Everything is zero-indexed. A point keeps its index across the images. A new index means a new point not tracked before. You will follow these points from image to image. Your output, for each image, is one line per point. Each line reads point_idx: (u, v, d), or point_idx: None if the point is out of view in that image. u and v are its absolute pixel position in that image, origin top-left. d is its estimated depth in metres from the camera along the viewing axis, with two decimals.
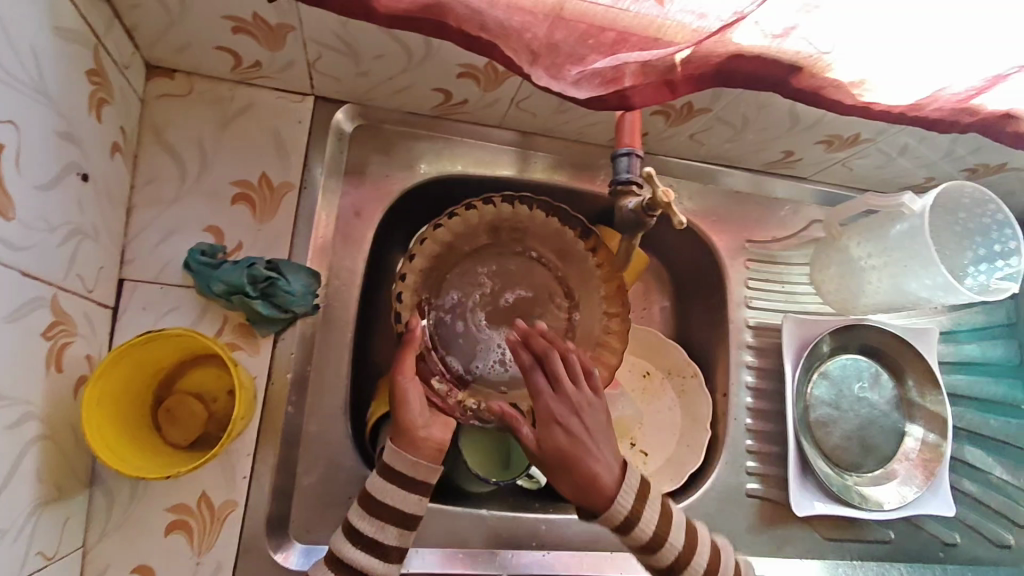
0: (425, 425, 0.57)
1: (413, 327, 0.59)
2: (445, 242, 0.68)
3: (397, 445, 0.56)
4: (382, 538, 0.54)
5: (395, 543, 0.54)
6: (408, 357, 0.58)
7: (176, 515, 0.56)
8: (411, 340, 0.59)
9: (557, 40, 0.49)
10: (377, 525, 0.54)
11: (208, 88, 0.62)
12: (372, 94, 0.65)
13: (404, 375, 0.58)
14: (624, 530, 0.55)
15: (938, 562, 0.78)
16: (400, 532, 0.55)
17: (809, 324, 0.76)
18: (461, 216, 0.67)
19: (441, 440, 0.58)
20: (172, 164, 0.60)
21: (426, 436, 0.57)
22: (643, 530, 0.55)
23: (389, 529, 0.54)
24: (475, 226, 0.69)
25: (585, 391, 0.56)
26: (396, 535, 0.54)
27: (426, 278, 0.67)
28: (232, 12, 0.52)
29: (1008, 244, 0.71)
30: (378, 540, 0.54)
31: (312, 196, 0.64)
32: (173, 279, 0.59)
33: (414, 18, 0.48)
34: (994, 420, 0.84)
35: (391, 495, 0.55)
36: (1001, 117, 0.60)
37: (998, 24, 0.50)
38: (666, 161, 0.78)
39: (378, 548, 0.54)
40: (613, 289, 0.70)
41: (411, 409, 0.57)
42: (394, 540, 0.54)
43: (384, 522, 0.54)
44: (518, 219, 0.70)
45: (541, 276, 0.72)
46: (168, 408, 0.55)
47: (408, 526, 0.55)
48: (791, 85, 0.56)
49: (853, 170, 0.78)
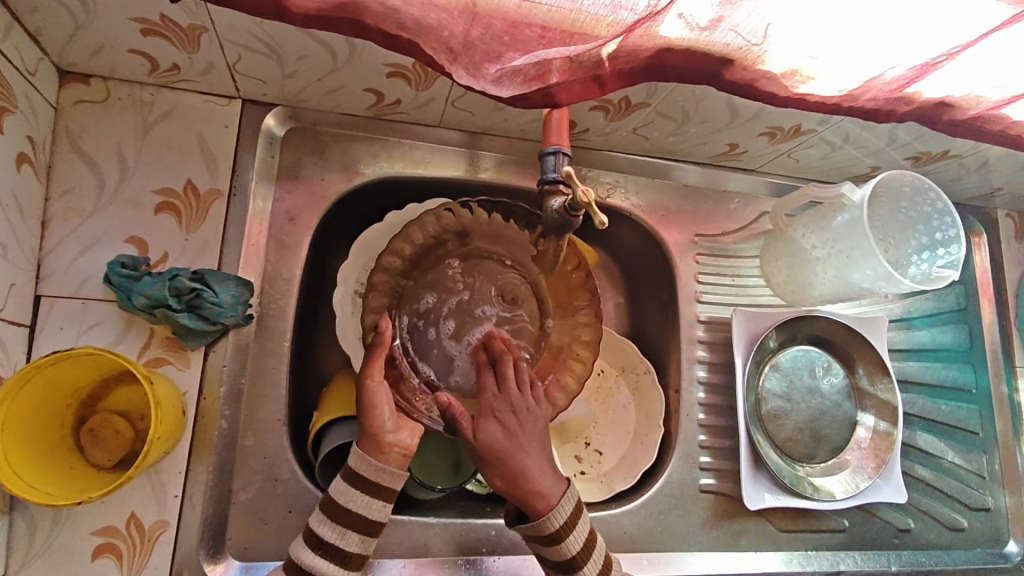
0: (393, 432, 0.55)
1: (384, 330, 0.58)
2: (419, 244, 0.67)
3: (362, 447, 0.54)
4: (343, 544, 0.52)
5: (357, 550, 0.52)
6: (377, 360, 0.56)
7: (103, 538, 0.54)
8: (381, 343, 0.57)
9: (473, 38, 0.47)
10: (339, 531, 0.52)
11: (128, 93, 0.60)
12: (301, 96, 0.63)
13: (373, 376, 0.56)
14: (552, 543, 0.54)
15: (893, 548, 0.78)
16: (361, 539, 0.52)
17: (757, 317, 0.76)
18: (434, 218, 0.67)
19: (409, 445, 0.56)
20: (90, 173, 0.58)
21: (393, 442, 0.55)
22: (571, 545, 0.54)
23: (352, 535, 0.52)
24: (450, 230, 0.68)
25: (527, 397, 0.58)
26: (358, 542, 0.52)
27: (397, 282, 0.65)
28: (139, 14, 0.49)
29: (948, 232, 0.71)
30: (338, 547, 0.52)
31: (241, 203, 0.63)
32: (95, 293, 0.57)
33: (327, 17, 0.45)
34: (946, 405, 0.85)
35: (355, 501, 0.53)
36: (937, 105, 0.59)
37: (925, 27, 0.49)
38: (613, 156, 0.77)
39: (337, 555, 0.51)
40: (585, 297, 0.70)
41: (378, 413, 0.55)
42: (356, 546, 0.52)
43: (345, 528, 0.52)
44: (492, 227, 0.69)
45: (518, 286, 0.69)
46: (91, 428, 0.53)
47: (370, 532, 0.53)
48: (724, 78, 0.54)
49: (800, 160, 0.78)
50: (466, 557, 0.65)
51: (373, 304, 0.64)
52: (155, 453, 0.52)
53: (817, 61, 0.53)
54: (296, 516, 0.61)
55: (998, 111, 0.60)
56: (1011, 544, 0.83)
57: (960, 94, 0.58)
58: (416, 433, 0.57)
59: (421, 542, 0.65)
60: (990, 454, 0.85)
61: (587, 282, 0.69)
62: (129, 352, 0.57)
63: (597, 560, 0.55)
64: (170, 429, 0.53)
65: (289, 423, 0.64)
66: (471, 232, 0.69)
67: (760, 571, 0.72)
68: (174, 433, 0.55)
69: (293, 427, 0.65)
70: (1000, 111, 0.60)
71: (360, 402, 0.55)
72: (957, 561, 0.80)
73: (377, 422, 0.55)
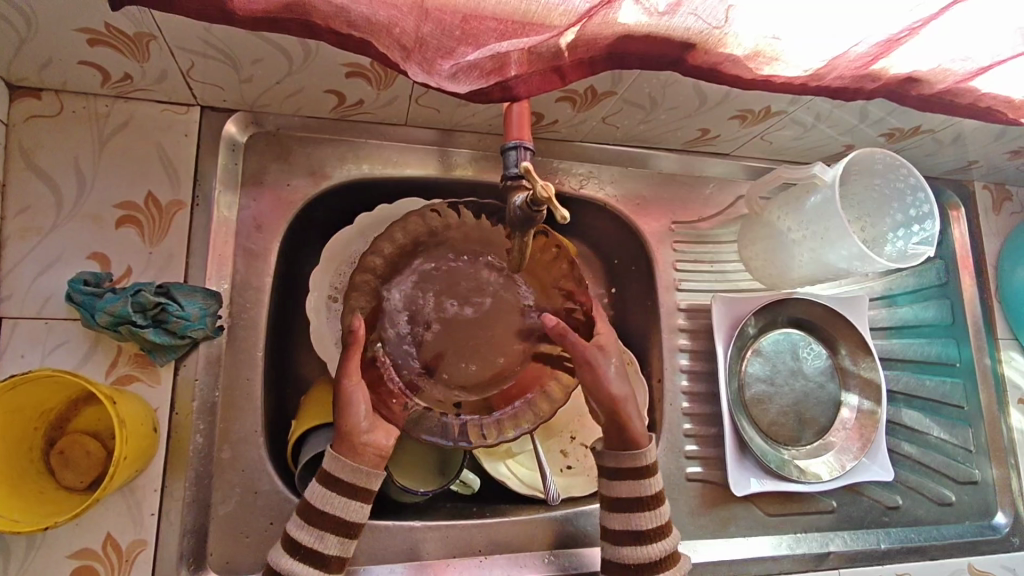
0: (368, 432, 0.55)
1: (358, 326, 0.57)
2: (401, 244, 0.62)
3: (336, 448, 0.54)
4: (321, 547, 0.51)
5: (335, 553, 0.51)
6: (352, 360, 0.56)
7: (80, 561, 0.53)
8: (356, 339, 0.56)
9: (425, 34, 0.46)
10: (317, 534, 0.51)
11: (81, 105, 0.59)
12: (260, 101, 0.62)
13: (350, 378, 0.56)
14: (642, 476, 0.59)
15: (882, 526, 0.78)
16: (340, 541, 0.52)
17: (737, 303, 0.76)
18: (417, 219, 0.62)
19: (384, 445, 0.55)
20: (47, 190, 0.57)
21: (367, 442, 0.54)
22: (646, 487, 0.58)
23: (330, 538, 0.51)
24: (432, 234, 0.64)
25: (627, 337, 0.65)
26: (336, 544, 0.51)
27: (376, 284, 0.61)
28: (83, 25, 0.48)
29: (922, 209, 0.71)
30: (316, 549, 0.51)
31: (206, 213, 0.62)
32: (57, 312, 0.56)
33: (276, 18, 0.44)
34: (929, 381, 0.86)
35: (331, 502, 0.52)
36: (904, 81, 0.59)
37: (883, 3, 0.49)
38: (585, 147, 0.76)
39: (317, 558, 0.51)
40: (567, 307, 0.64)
41: (354, 412, 0.55)
42: (335, 549, 0.51)
43: (323, 531, 0.51)
44: (475, 230, 0.64)
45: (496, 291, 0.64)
46: (60, 450, 0.52)
47: (349, 534, 0.52)
48: (688, 63, 0.53)
49: (773, 142, 0.77)
50: (459, 557, 0.64)
51: (353, 306, 0.59)
52: (125, 472, 0.51)
53: (780, 42, 0.52)
54: (278, 528, 0.60)
55: (967, 83, 0.59)
56: (999, 515, 0.84)
57: (927, 69, 0.57)
58: (391, 435, 0.56)
59: (409, 546, 0.63)
60: (976, 427, 0.86)
61: (577, 286, 0.64)
62: (97, 371, 0.56)
63: (660, 514, 0.58)
64: (140, 447, 0.52)
65: (267, 433, 0.63)
66: (451, 236, 0.64)
67: (751, 557, 0.72)
68: (145, 452, 0.54)
69: (271, 436, 0.64)
70: (968, 84, 0.59)
71: (337, 402, 0.55)
72: (946, 535, 0.80)
73: (350, 422, 0.54)
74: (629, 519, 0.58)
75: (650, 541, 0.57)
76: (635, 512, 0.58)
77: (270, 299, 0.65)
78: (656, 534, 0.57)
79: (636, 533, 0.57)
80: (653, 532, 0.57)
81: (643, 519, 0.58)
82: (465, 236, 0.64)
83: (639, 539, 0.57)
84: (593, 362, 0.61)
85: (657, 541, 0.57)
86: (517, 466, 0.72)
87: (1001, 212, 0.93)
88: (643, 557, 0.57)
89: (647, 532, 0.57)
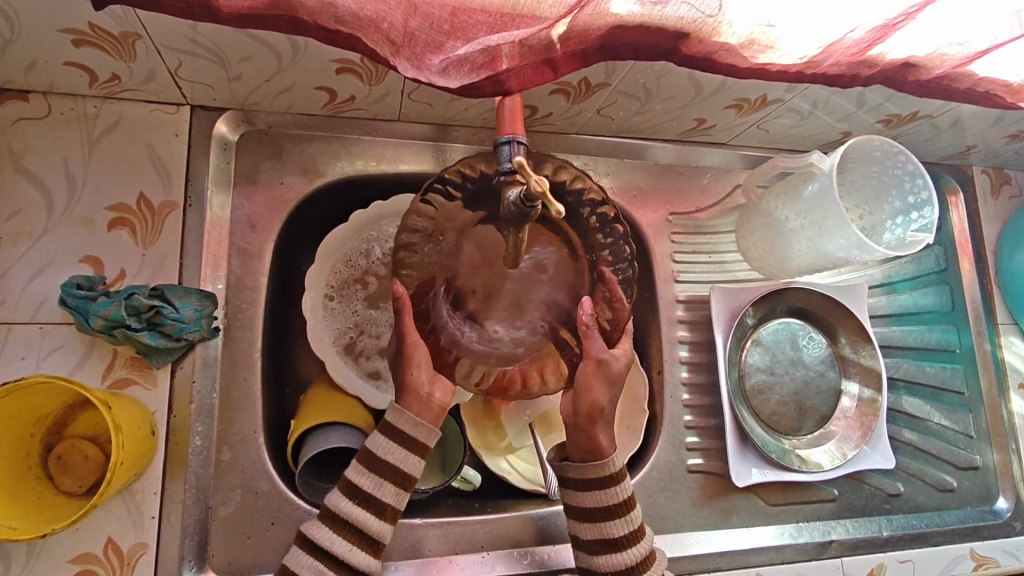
0: (429, 387, 0.56)
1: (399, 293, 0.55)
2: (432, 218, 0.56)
3: (402, 403, 0.55)
4: (380, 494, 0.52)
5: (392, 502, 0.52)
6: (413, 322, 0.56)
7: (81, 565, 0.53)
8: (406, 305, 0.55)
9: (413, 28, 0.46)
10: (377, 481, 0.52)
11: (70, 106, 0.58)
12: (251, 100, 0.61)
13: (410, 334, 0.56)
14: (607, 483, 0.57)
15: (884, 514, 0.78)
16: (396, 491, 0.52)
17: (736, 293, 0.75)
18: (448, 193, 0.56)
19: (446, 401, 0.56)
20: (37, 194, 0.56)
21: (434, 400, 0.56)
22: (619, 493, 0.57)
23: (388, 486, 0.52)
24: (444, 212, 0.56)
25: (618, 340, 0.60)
26: (394, 493, 0.52)
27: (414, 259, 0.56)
28: (67, 26, 0.47)
29: (921, 195, 0.70)
30: (375, 496, 0.52)
31: (199, 213, 0.61)
32: (51, 317, 0.55)
33: (262, 15, 0.44)
34: (930, 367, 0.86)
35: (393, 453, 0.53)
36: (901, 67, 0.58)
37: None
38: (580, 139, 0.75)
39: (375, 505, 0.51)
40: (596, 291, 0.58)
41: (415, 368, 0.56)
42: (391, 497, 0.52)
43: (383, 478, 0.52)
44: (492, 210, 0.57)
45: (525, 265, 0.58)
46: (58, 456, 0.52)
47: (405, 485, 0.53)
48: (682, 51, 0.52)
49: (770, 131, 0.77)
50: (460, 553, 0.64)
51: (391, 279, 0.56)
52: (123, 476, 0.51)
53: (774, 29, 0.51)
54: (278, 529, 0.60)
55: (964, 67, 0.58)
56: (1001, 500, 0.83)
57: (923, 54, 0.56)
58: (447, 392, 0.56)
59: (411, 544, 0.63)
60: (977, 413, 0.86)
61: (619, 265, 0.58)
62: (92, 375, 0.55)
63: (632, 520, 0.57)
64: (138, 452, 0.52)
65: (267, 434, 0.63)
66: (459, 218, 0.57)
67: (753, 547, 0.72)
68: (143, 456, 0.53)
69: (271, 435, 0.64)
70: (966, 69, 0.59)
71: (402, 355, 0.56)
72: (947, 521, 0.80)
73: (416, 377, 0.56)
74: (600, 528, 0.56)
75: (623, 548, 0.56)
76: (605, 521, 0.56)
77: (266, 300, 0.64)
78: (629, 540, 0.56)
79: (609, 541, 0.56)
80: (626, 539, 0.56)
81: (614, 527, 0.56)
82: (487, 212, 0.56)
83: (613, 546, 0.56)
84: (600, 358, 0.58)
85: (631, 547, 0.56)
86: (518, 461, 0.72)
87: (1000, 197, 0.92)
88: (619, 565, 0.56)
89: (620, 539, 0.56)
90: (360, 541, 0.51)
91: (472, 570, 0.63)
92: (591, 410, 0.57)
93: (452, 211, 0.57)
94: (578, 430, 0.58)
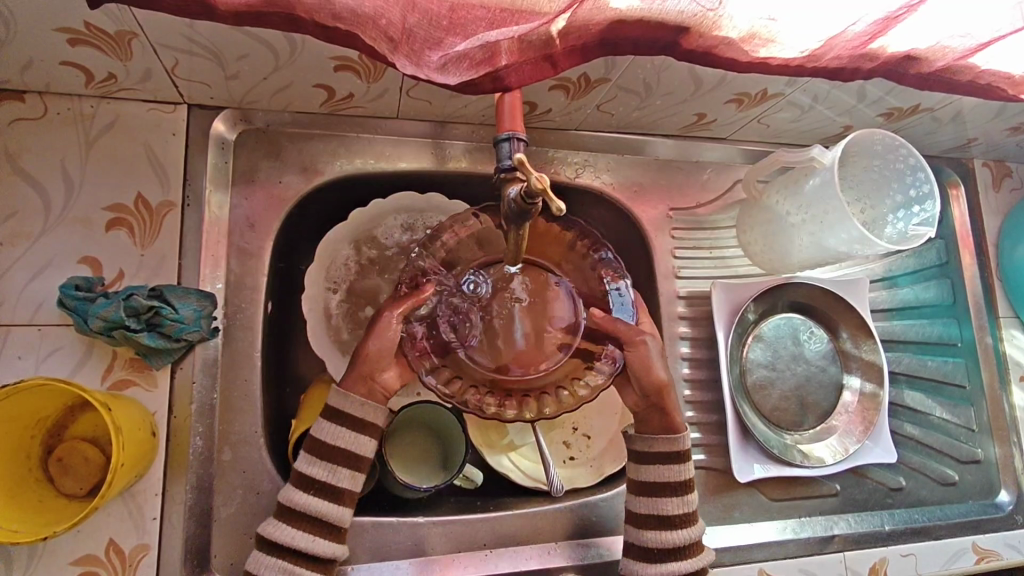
0: (383, 369, 0.55)
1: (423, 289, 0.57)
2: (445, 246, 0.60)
3: (346, 385, 0.54)
4: (335, 481, 0.51)
5: (347, 485, 0.52)
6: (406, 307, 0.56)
7: (83, 567, 0.53)
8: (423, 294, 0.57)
9: (412, 25, 0.45)
10: (330, 469, 0.51)
11: (66, 106, 0.58)
12: (248, 98, 0.61)
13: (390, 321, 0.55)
14: (673, 460, 0.59)
15: (887, 508, 0.78)
16: (351, 474, 0.52)
17: (736, 289, 0.75)
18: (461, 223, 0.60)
19: (392, 388, 0.55)
20: (35, 195, 0.56)
21: (378, 383, 0.55)
22: (678, 473, 0.58)
23: (342, 471, 0.52)
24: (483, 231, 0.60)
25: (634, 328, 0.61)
26: (349, 478, 0.52)
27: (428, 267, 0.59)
28: (63, 25, 0.47)
29: (922, 189, 0.70)
30: (330, 483, 0.51)
31: (197, 213, 0.61)
32: (50, 318, 0.55)
33: (260, 12, 0.43)
34: (931, 361, 0.86)
35: (342, 437, 0.52)
36: (903, 59, 0.57)
37: None
38: (579, 135, 0.75)
39: (331, 492, 0.51)
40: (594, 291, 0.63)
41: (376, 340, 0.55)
42: (347, 482, 0.52)
43: (336, 465, 0.52)
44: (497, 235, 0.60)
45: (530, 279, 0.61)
46: (58, 458, 0.52)
47: (360, 468, 0.53)
48: (682, 46, 0.52)
49: (770, 126, 0.76)
50: (462, 551, 0.64)
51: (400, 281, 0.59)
52: (124, 478, 0.51)
53: (775, 23, 0.50)
54: None
55: (966, 60, 0.58)
56: (1003, 493, 0.83)
57: (925, 47, 0.56)
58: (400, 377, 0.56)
59: (414, 542, 0.63)
60: (978, 406, 0.86)
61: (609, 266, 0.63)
62: (92, 376, 0.55)
63: (688, 502, 0.58)
64: (138, 453, 0.52)
65: (268, 434, 0.63)
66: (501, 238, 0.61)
67: (756, 543, 0.72)
68: (144, 457, 0.53)
69: (271, 435, 0.63)
70: (967, 62, 0.58)
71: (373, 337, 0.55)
72: (950, 515, 0.80)
73: (376, 349, 0.55)
74: (653, 503, 0.58)
75: (673, 526, 0.57)
76: (660, 496, 0.58)
77: (265, 299, 0.64)
78: (681, 521, 0.58)
79: (661, 517, 0.57)
80: (678, 519, 0.57)
81: (668, 504, 0.58)
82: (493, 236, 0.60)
83: (663, 523, 0.57)
84: (641, 340, 0.60)
85: (682, 527, 0.57)
86: (520, 459, 0.72)
87: (1001, 190, 0.92)
88: (667, 543, 0.57)
89: (673, 517, 0.57)
90: (320, 529, 0.50)
91: (474, 568, 0.63)
92: (653, 390, 0.60)
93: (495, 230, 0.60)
94: (651, 408, 0.60)
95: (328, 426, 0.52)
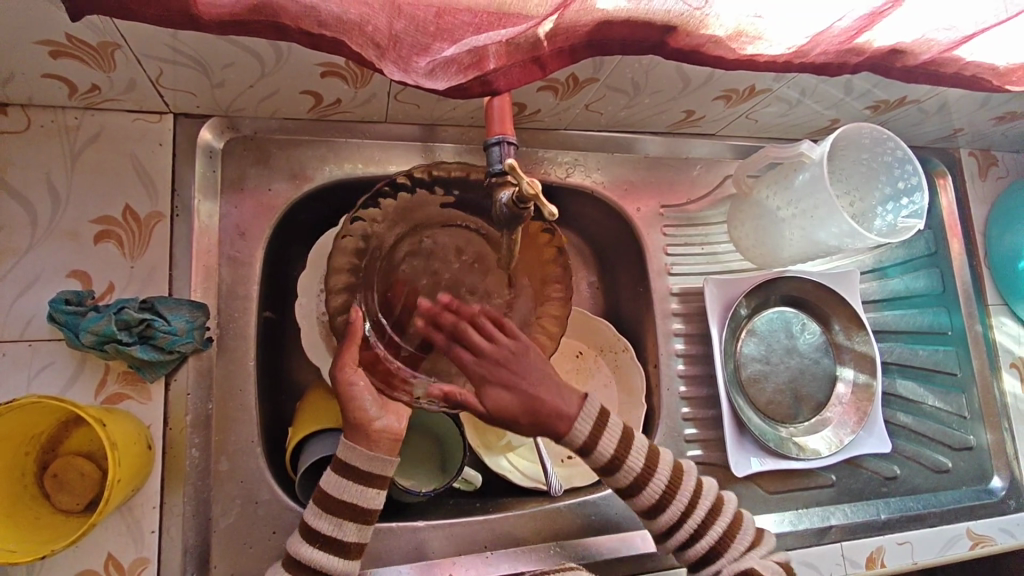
0: (378, 417, 0.55)
1: (355, 319, 0.56)
2: (375, 235, 0.59)
3: (351, 438, 0.55)
4: (343, 535, 0.52)
5: (355, 539, 0.53)
6: (350, 353, 0.55)
7: None
8: (353, 334, 0.55)
9: (398, 31, 0.45)
10: (335, 522, 0.52)
11: (51, 118, 0.57)
12: (235, 106, 0.61)
13: (348, 363, 0.55)
14: (563, 434, 0.59)
15: (882, 497, 0.79)
16: (358, 527, 0.53)
17: (730, 284, 0.75)
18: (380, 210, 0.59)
19: (398, 430, 0.56)
20: (21, 210, 0.55)
21: (380, 429, 0.55)
22: (577, 439, 0.59)
23: (348, 526, 0.53)
24: (425, 216, 0.60)
25: (505, 343, 0.58)
26: (355, 531, 0.53)
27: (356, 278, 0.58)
28: (45, 38, 0.46)
29: (909, 181, 0.71)
30: (336, 537, 0.52)
31: (186, 223, 0.60)
32: (40, 333, 0.54)
33: (243, 20, 0.43)
34: (922, 350, 0.87)
35: (349, 491, 0.53)
36: (889, 53, 0.58)
37: None
38: (569, 135, 0.75)
39: (338, 545, 0.52)
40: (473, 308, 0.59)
41: (362, 400, 0.55)
42: (354, 535, 0.53)
43: (342, 519, 0.53)
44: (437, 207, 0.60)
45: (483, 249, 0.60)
46: (53, 473, 0.51)
47: (367, 520, 0.54)
48: (670, 45, 0.52)
49: (759, 121, 0.77)
50: (467, 553, 0.64)
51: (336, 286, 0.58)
52: (121, 493, 0.51)
53: (762, 20, 0.51)
54: (280, 536, 0.60)
55: (951, 52, 0.58)
56: (995, 479, 0.84)
57: (911, 40, 0.56)
58: (401, 417, 0.57)
59: (414, 546, 0.63)
60: (969, 393, 0.87)
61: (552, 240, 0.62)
62: (85, 392, 0.55)
63: (609, 444, 0.59)
64: (134, 467, 0.51)
65: (264, 443, 0.62)
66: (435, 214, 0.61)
67: None
68: (141, 470, 0.53)
69: (268, 444, 0.63)
70: (953, 54, 0.59)
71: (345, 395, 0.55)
72: (944, 502, 0.81)
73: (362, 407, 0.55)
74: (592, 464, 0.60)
75: (621, 466, 0.60)
76: (590, 459, 0.60)
77: (258, 307, 0.63)
78: (622, 458, 0.60)
79: (606, 466, 0.60)
80: (613, 463, 0.59)
81: (599, 458, 0.60)
82: (427, 215, 0.61)
83: (610, 471, 0.60)
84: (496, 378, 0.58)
85: (626, 465, 0.60)
86: (517, 459, 0.73)
87: (987, 178, 0.93)
88: (623, 482, 0.60)
89: (611, 464, 0.59)
90: None
91: (475, 570, 0.63)
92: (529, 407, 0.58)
93: (417, 207, 0.60)
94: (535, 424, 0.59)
95: (340, 480, 0.53)
